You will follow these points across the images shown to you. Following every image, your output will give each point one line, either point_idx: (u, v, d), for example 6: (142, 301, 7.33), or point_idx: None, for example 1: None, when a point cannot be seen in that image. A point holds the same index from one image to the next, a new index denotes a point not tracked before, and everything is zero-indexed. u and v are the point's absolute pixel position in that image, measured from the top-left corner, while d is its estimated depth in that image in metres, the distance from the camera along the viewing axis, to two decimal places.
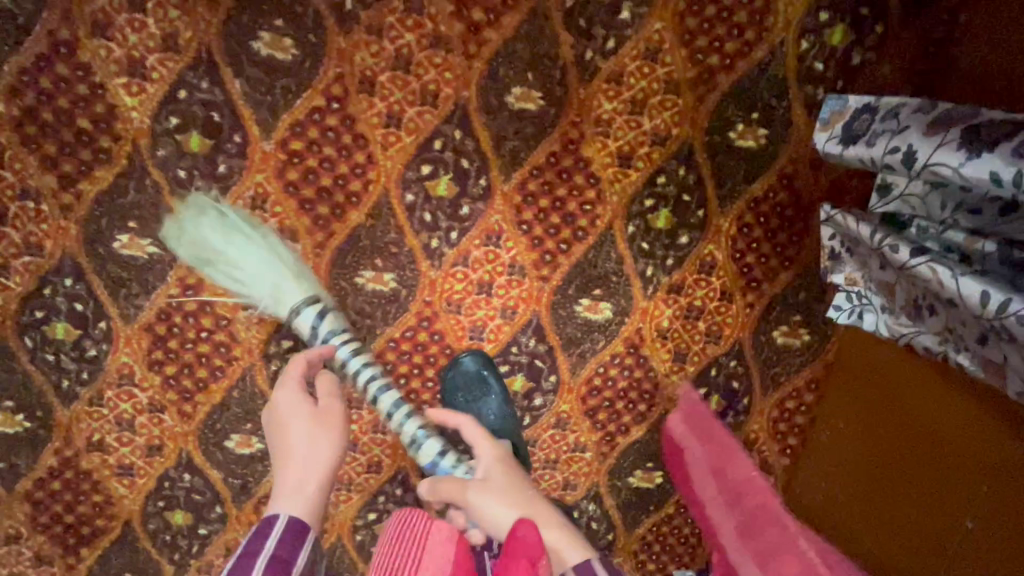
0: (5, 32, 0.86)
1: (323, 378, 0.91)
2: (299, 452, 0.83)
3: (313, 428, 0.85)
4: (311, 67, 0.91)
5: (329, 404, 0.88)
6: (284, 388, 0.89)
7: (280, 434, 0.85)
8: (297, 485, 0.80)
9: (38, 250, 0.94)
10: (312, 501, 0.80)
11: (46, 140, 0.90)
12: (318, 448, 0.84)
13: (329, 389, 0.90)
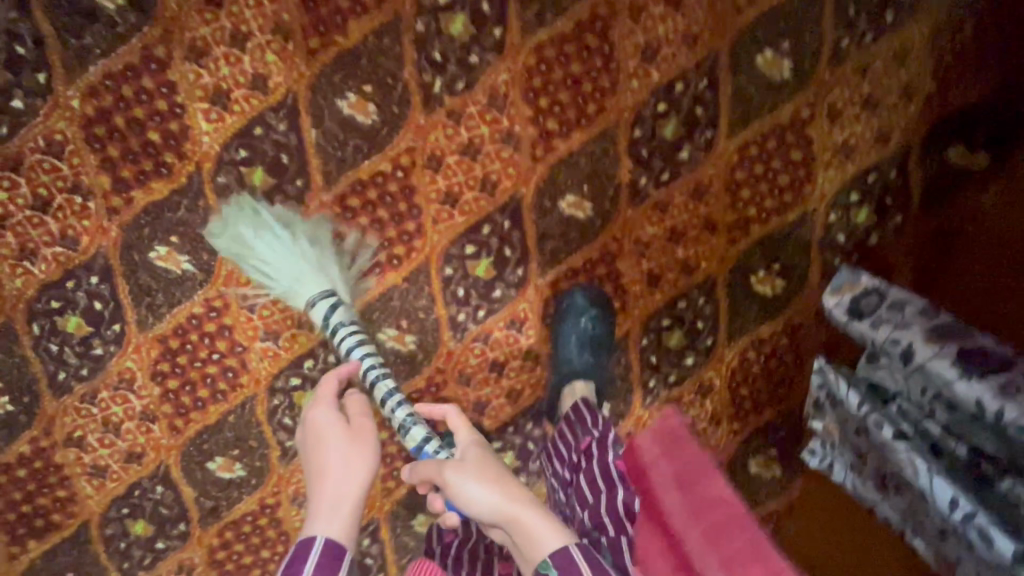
0: (100, 36, 0.87)
1: (355, 398, 0.87)
2: (334, 469, 0.77)
3: (346, 445, 0.79)
4: (387, 135, 0.95)
5: (362, 422, 0.84)
6: (317, 407, 0.84)
7: (317, 451, 0.80)
8: (333, 505, 0.74)
9: (73, 244, 0.94)
10: (346, 522, 0.73)
11: (111, 143, 0.91)
12: (353, 464, 0.78)
13: (361, 409, 0.85)
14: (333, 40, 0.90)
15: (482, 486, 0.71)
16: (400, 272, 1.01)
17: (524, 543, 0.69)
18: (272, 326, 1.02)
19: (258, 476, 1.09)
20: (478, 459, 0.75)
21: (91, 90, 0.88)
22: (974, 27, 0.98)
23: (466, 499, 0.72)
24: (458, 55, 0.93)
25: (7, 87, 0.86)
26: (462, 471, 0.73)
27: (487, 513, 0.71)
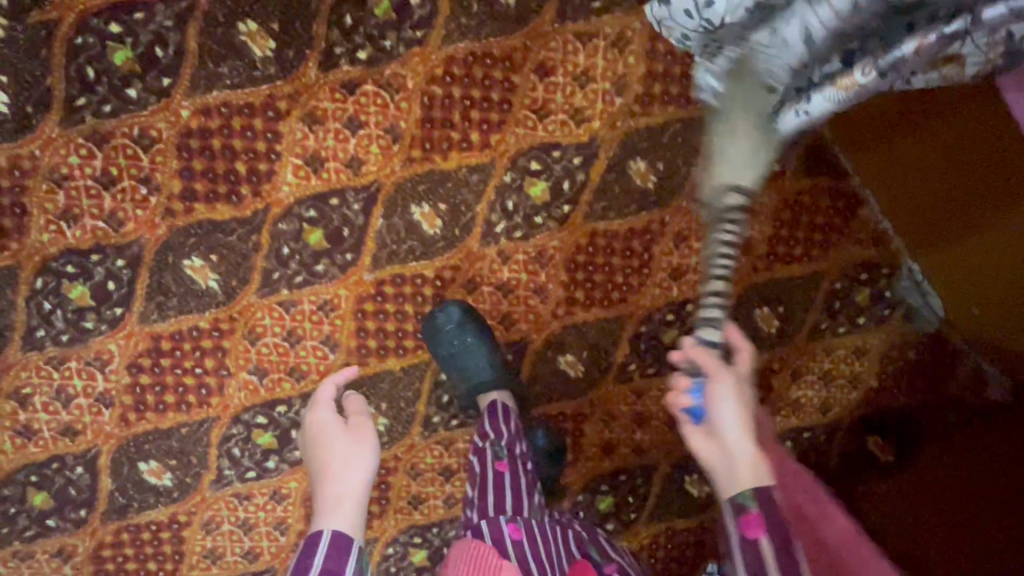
0: (236, 71, 0.94)
1: (353, 398, 0.85)
2: (336, 464, 0.73)
3: (345, 440, 0.76)
4: (442, 248, 1.05)
5: (359, 420, 0.80)
6: (315, 411, 0.82)
7: (315, 448, 0.77)
8: (336, 500, 0.70)
9: (117, 225, 0.97)
10: (353, 520, 0.68)
11: (198, 157, 0.96)
12: (354, 457, 0.75)
13: (358, 408, 0.82)
14: (432, 157, 1.01)
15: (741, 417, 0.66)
16: (399, 361, 1.09)
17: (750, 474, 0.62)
18: (264, 364, 1.06)
19: (182, 490, 1.10)
20: (745, 388, 0.70)
21: (204, 111, 0.94)
22: (917, 353, 1.21)
23: (720, 399, 0.67)
24: (527, 212, 1.05)
25: (130, 76, 0.91)
26: (735, 388, 0.68)
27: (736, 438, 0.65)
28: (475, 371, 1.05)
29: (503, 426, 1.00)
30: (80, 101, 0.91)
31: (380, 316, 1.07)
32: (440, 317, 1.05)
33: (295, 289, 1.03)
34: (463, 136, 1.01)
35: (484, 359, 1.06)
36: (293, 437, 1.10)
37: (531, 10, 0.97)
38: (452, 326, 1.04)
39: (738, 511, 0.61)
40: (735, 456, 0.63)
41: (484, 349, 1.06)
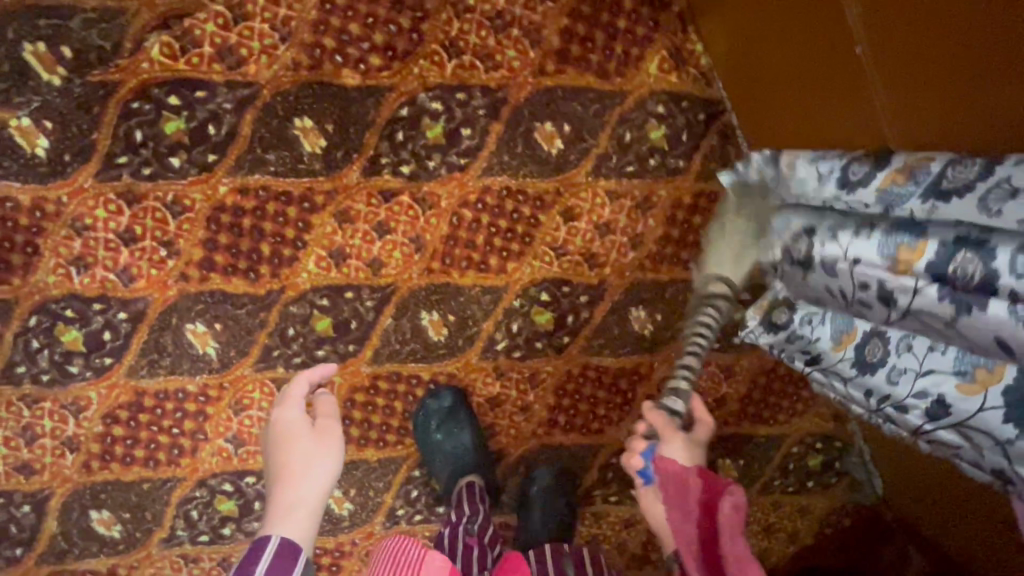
0: (282, 161, 0.96)
1: (322, 401, 0.77)
2: (293, 467, 0.69)
3: (307, 445, 0.71)
4: (442, 355, 1.09)
5: (326, 424, 0.74)
6: (282, 409, 0.75)
7: (277, 447, 0.71)
8: (290, 505, 0.66)
9: (127, 280, 0.97)
10: (307, 529, 0.65)
11: (226, 231, 0.98)
12: (315, 465, 0.69)
13: (328, 410, 0.76)
14: (450, 271, 1.05)
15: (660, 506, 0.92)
16: (376, 453, 1.11)
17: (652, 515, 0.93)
18: (243, 435, 1.06)
19: (128, 543, 1.07)
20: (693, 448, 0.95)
21: (242, 191, 0.96)
22: (854, 522, 1.30)
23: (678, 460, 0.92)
24: (528, 337, 1.10)
25: (177, 146, 0.93)
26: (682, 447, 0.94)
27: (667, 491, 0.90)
28: (462, 456, 1.09)
29: (472, 508, 1.00)
30: (120, 160, 0.92)
31: (368, 407, 1.09)
32: (434, 402, 1.09)
33: (291, 368, 1.05)
34: (484, 259, 1.06)
35: (472, 445, 1.09)
36: (255, 508, 1.10)
37: (570, 160, 1.04)
38: (445, 412, 1.08)
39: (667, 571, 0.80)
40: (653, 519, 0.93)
41: (473, 436, 1.09)
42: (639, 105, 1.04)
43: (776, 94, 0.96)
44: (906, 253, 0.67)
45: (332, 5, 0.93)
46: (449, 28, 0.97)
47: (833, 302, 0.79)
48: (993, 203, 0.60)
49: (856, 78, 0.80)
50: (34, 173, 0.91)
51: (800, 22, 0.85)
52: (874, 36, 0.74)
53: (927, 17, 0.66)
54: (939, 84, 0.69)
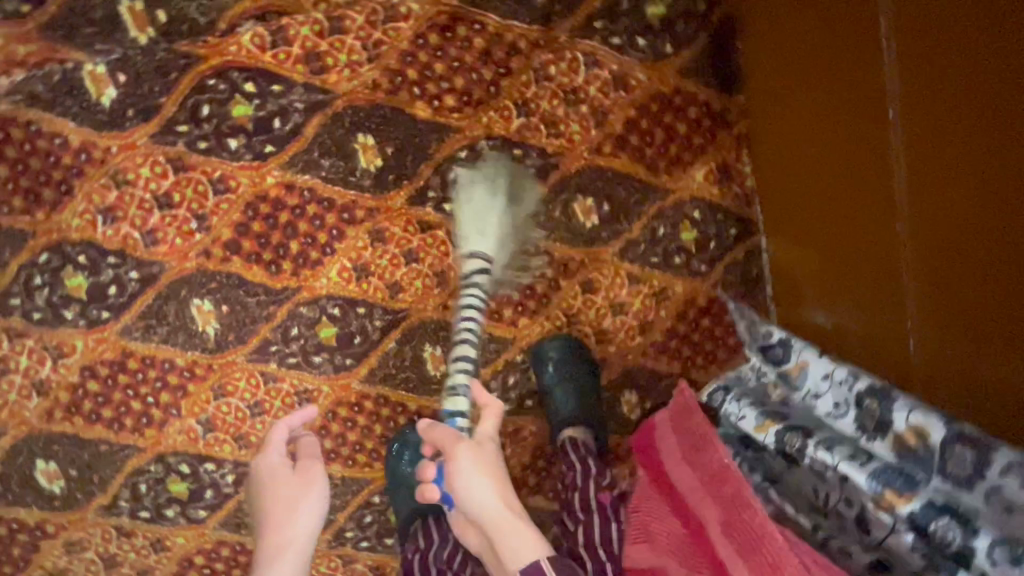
0: (335, 169, 0.99)
1: (304, 444, 0.99)
2: (278, 512, 0.89)
3: (293, 488, 0.91)
4: (432, 389, 1.09)
5: (309, 465, 0.94)
6: (266, 454, 0.96)
7: (267, 490, 0.92)
8: (280, 545, 0.86)
9: (149, 241, 0.97)
10: (300, 564, 0.86)
11: (260, 220, 0.99)
12: (298, 504, 0.90)
13: (310, 451, 0.98)
14: None
15: (489, 489, 0.85)
16: (342, 470, 1.10)
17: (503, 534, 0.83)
18: (216, 420, 1.05)
19: (65, 503, 1.03)
20: (484, 450, 0.88)
21: (288, 187, 0.98)
22: None
23: (460, 472, 0.85)
24: (521, 392, 1.12)
25: (238, 129, 0.95)
26: (469, 448, 0.86)
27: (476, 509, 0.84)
28: (427, 493, 1.06)
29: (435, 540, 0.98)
30: (180, 128, 0.93)
31: (346, 423, 1.08)
32: (413, 433, 1.08)
33: (283, 366, 1.05)
34: (498, 309, 1.08)
35: None
36: (205, 496, 1.07)
37: (603, 238, 1.08)
38: (421, 445, 1.07)
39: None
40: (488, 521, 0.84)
41: None
42: (679, 204, 1.09)
43: (804, 223, 1.00)
44: (891, 495, 0.79)
45: (423, 41, 0.97)
46: (525, 89, 1.01)
47: (814, 481, 0.90)
48: (979, 494, 0.74)
49: (882, 224, 0.83)
50: (93, 119, 0.92)
51: (849, 177, 0.87)
52: (916, 228, 0.78)
53: (971, 244, 0.71)
54: (957, 300, 0.74)
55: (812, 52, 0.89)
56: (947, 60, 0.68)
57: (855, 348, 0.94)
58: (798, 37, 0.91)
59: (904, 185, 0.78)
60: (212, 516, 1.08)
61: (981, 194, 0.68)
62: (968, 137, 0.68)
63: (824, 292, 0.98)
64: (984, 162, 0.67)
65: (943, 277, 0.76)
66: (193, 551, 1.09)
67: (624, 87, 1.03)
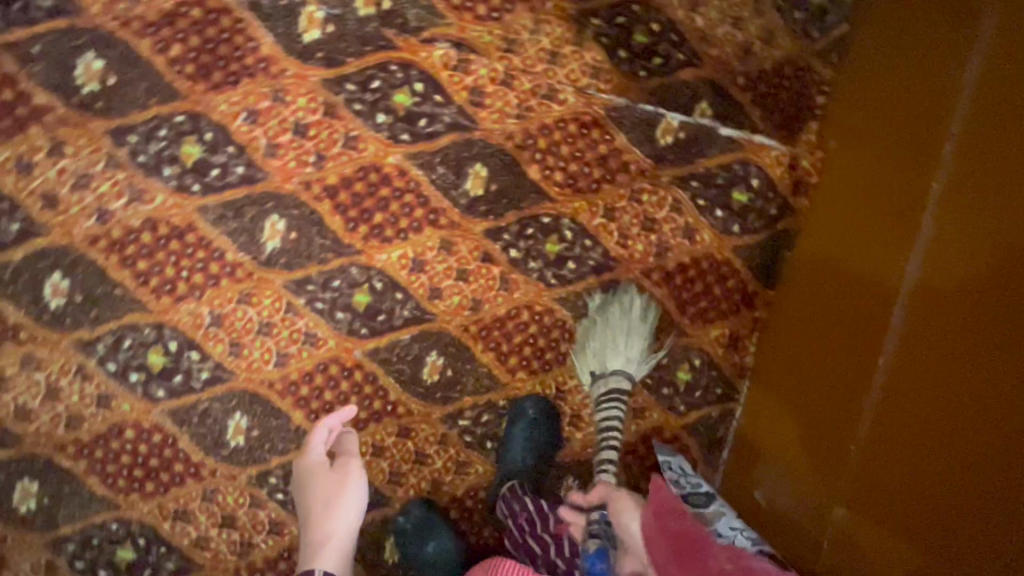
0: (444, 178, 1.14)
1: (345, 440, 1.10)
2: (319, 511, 1.02)
3: (332, 487, 1.03)
4: (416, 391, 1.19)
5: (347, 464, 1.06)
6: (309, 450, 1.09)
7: (306, 486, 1.05)
8: (320, 542, 0.98)
9: (268, 152, 1.09)
10: (337, 561, 0.98)
11: (363, 185, 1.12)
12: (335, 506, 1.02)
13: (349, 446, 1.09)
14: (477, 342, 1.19)
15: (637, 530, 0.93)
16: (302, 420, 1.17)
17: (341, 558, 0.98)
18: (226, 319, 1.12)
19: (54, 319, 1.08)
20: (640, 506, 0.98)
21: (401, 172, 1.13)
22: None
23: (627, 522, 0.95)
24: (487, 432, 1.22)
25: (391, 110, 1.11)
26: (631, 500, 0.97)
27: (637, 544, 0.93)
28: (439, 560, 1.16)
29: None
30: (348, 85, 1.09)
31: (331, 381, 1.17)
32: (410, 513, 1.19)
33: (309, 307, 1.14)
34: (506, 354, 1.20)
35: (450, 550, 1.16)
36: (174, 379, 1.12)
37: None
38: (421, 521, 1.18)
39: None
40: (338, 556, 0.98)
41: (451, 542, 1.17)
42: (686, 350, 1.24)
43: (783, 396, 1.15)
44: None
45: (563, 125, 1.15)
46: (619, 199, 1.18)
47: None
48: None
49: (842, 426, 0.97)
50: (288, 44, 1.07)
51: (834, 375, 1.02)
52: (873, 442, 0.91)
53: (908, 479, 0.84)
54: (882, 509, 0.88)
55: (843, 267, 1.06)
56: (942, 325, 0.84)
57: (782, 516, 1.07)
58: (839, 249, 1.08)
59: (873, 409, 0.93)
60: (168, 399, 1.13)
61: (929, 445, 0.82)
62: (937, 392, 0.83)
63: (773, 460, 1.12)
64: (944, 415, 0.81)
65: (882, 487, 0.89)
66: (131, 421, 1.12)
67: (690, 239, 1.21)
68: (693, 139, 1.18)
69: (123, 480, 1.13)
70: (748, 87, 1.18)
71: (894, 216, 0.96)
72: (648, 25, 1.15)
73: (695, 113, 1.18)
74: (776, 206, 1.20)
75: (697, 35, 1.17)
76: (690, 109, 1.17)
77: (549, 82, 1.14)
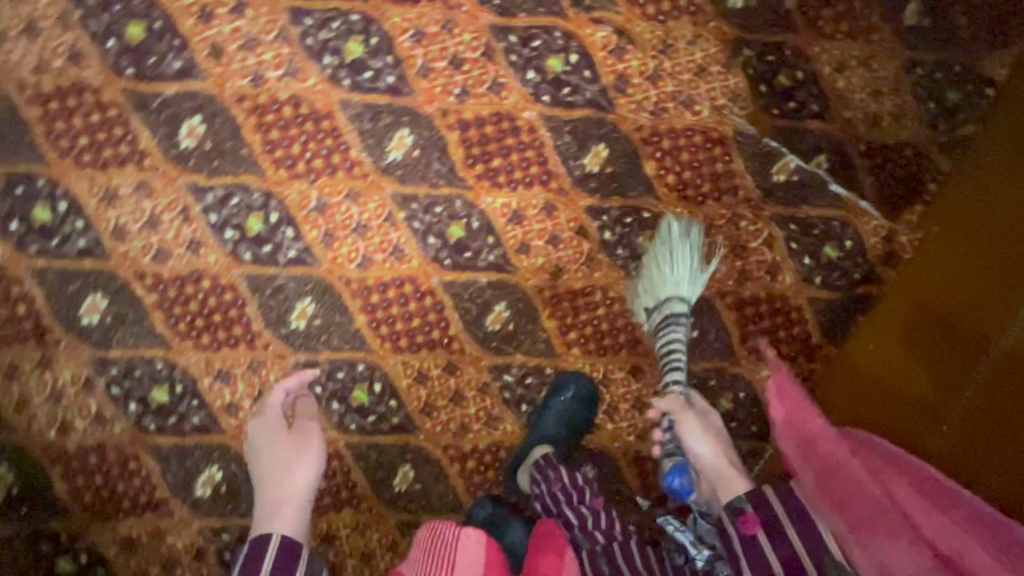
0: (567, 147, 1.20)
1: (302, 403, 1.15)
2: (274, 473, 1.04)
3: (286, 449, 1.07)
4: (475, 334, 1.23)
5: (304, 427, 1.11)
6: (264, 414, 1.13)
7: (260, 452, 1.08)
8: (275, 504, 1.00)
9: (420, 71, 1.16)
10: (294, 523, 0.98)
11: (494, 129, 1.18)
12: (291, 466, 1.05)
13: (305, 410, 1.14)
14: (545, 307, 1.23)
15: (706, 444, 1.02)
16: (362, 325, 1.21)
17: (298, 517, 1.00)
18: (329, 209, 1.17)
19: (179, 157, 1.14)
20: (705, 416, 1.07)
21: (531, 128, 1.19)
22: None
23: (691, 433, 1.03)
24: (526, 394, 1.25)
25: (542, 70, 1.18)
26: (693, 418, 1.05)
27: (704, 461, 1.01)
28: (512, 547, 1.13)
29: None
30: (512, 36, 1.17)
31: (401, 297, 1.21)
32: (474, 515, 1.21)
33: (407, 223, 1.19)
34: (568, 327, 1.24)
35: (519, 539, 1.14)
36: (263, 247, 1.17)
37: None
38: (485, 520, 1.19)
39: (736, 512, 0.90)
40: (298, 513, 1.00)
41: (520, 529, 1.15)
42: (737, 379, 1.27)
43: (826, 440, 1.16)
44: None
45: (689, 134, 1.21)
46: (718, 218, 1.23)
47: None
48: None
49: None
50: None
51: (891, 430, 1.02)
52: None
53: None
54: None
55: (916, 331, 1.06)
56: None
57: None
58: (916, 309, 1.08)
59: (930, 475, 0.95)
60: (251, 264, 1.17)
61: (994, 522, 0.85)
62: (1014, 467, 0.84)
63: None
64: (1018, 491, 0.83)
65: None
66: (211, 273, 1.17)
67: (771, 276, 1.25)
68: (804, 184, 1.23)
69: (183, 325, 1.17)
70: (868, 155, 1.24)
71: (982, 294, 0.96)
72: (794, 69, 1.22)
73: (813, 163, 1.23)
74: (860, 272, 1.24)
75: (835, 94, 1.23)
76: (809, 157, 1.23)
77: (690, 92, 1.20)
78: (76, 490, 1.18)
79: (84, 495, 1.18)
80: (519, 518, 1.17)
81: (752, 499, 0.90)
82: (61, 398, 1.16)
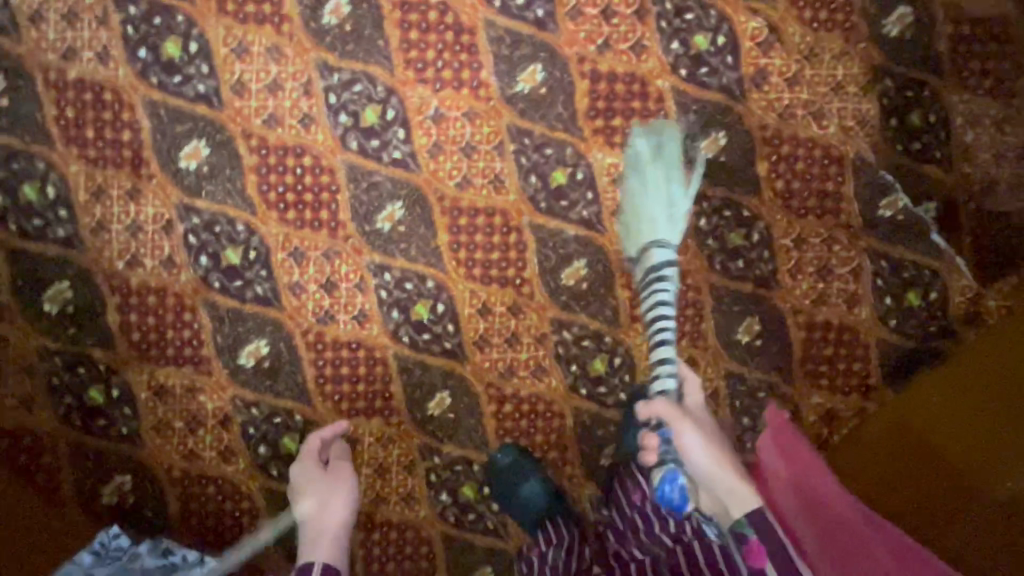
0: (689, 125, 1.20)
1: (334, 446, 1.12)
2: (312, 507, 0.97)
3: (324, 484, 1.01)
4: (548, 282, 1.23)
5: (337, 464, 1.06)
6: (299, 460, 1.08)
7: (297, 494, 1.02)
8: (315, 536, 0.90)
9: (569, 14, 1.17)
10: (336, 552, 0.88)
11: (624, 88, 1.19)
12: (329, 498, 0.98)
13: (338, 451, 1.11)
14: (622, 275, 1.23)
15: (706, 451, 0.78)
16: (443, 243, 1.20)
17: (336, 544, 0.89)
18: (445, 121, 1.18)
19: (318, 32, 1.15)
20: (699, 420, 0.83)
21: (660, 97, 1.19)
22: None
23: (690, 447, 0.78)
24: (580, 356, 1.24)
25: (685, 45, 1.18)
26: (693, 428, 0.80)
27: (703, 473, 0.77)
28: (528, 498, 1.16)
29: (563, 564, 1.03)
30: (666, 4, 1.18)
31: (488, 227, 1.21)
32: (495, 460, 1.22)
33: (514, 156, 1.19)
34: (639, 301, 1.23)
35: (538, 492, 1.17)
36: (371, 140, 1.17)
37: (735, 352, 1.24)
38: (506, 466, 1.20)
39: (739, 541, 0.71)
40: (338, 541, 0.90)
41: (539, 483, 1.17)
42: (788, 399, 1.25)
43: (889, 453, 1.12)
44: None
45: (809, 146, 1.21)
46: (814, 235, 1.23)
47: None
48: None
49: None
50: None
51: None
52: None
53: None
54: None
55: None
56: None
57: None
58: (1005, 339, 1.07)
59: None
60: (355, 153, 1.17)
61: None
62: None
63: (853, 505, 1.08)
64: None
65: None
66: (315, 151, 1.17)
67: (849, 306, 1.24)
68: (906, 225, 1.23)
69: (273, 194, 1.17)
70: (977, 213, 1.23)
71: None
72: (929, 111, 1.22)
73: (920, 207, 1.23)
74: (937, 326, 1.24)
75: (962, 146, 1.22)
76: (918, 200, 1.22)
77: (821, 105, 1.20)
78: (126, 324, 1.18)
79: (132, 331, 1.18)
80: (537, 471, 1.20)
81: (755, 524, 0.70)
82: (138, 231, 1.17)
